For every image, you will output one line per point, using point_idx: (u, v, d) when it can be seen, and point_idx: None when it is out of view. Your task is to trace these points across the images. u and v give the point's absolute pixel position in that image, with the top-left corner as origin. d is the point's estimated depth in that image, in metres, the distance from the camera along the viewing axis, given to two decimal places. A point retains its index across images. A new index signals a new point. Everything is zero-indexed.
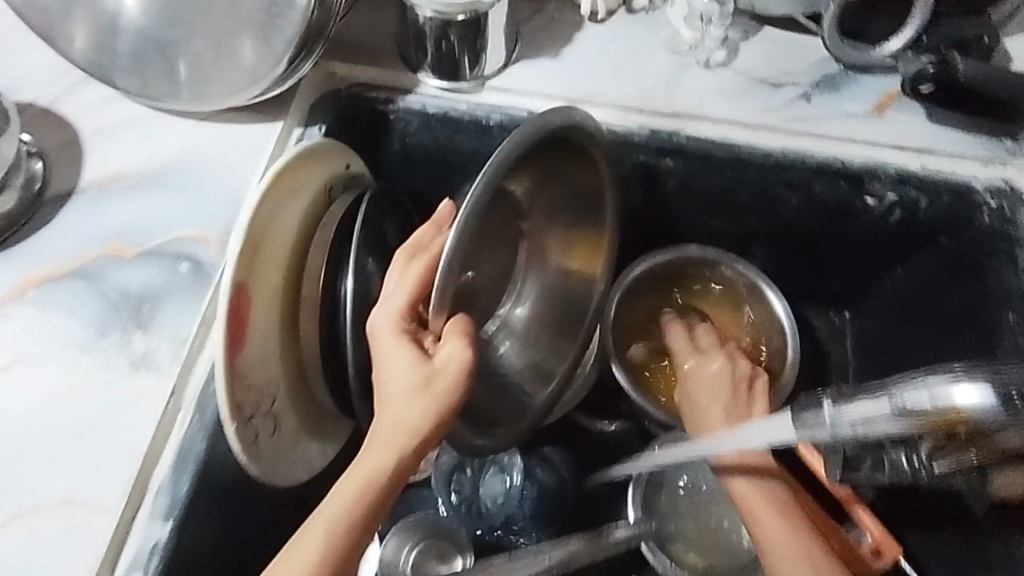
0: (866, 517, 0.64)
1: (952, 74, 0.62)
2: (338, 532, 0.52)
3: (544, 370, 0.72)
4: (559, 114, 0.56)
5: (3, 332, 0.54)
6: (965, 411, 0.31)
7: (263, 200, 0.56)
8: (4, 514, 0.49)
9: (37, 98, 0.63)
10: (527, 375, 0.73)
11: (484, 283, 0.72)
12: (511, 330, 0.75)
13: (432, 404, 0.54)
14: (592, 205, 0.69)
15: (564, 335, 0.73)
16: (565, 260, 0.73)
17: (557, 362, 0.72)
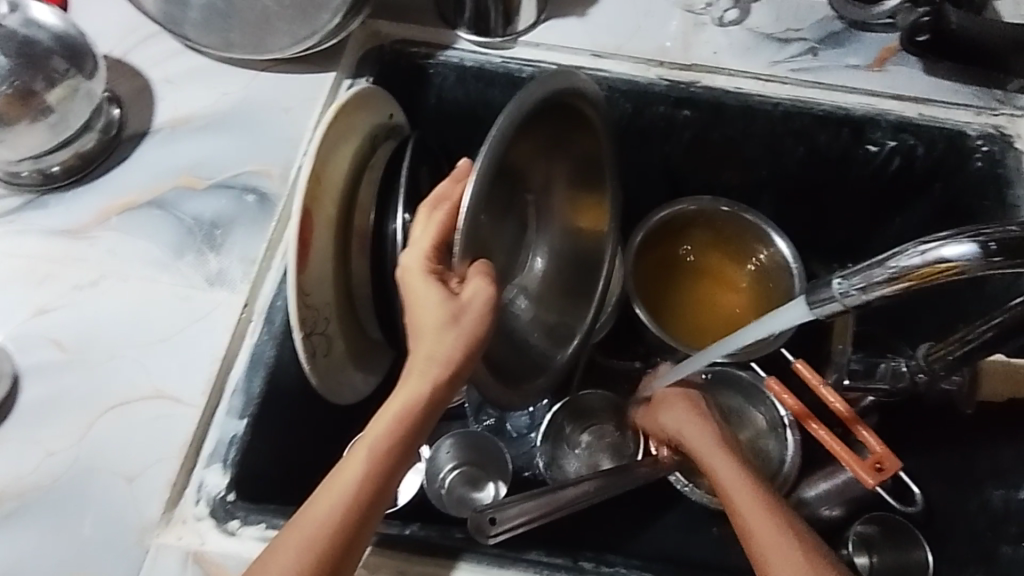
0: (867, 432, 0.60)
1: (945, 23, 0.68)
2: (374, 476, 0.47)
3: (563, 332, 0.69)
4: (563, 77, 0.55)
5: (90, 253, 0.60)
6: (955, 265, 0.37)
7: (325, 135, 0.62)
8: (98, 407, 0.54)
9: (111, 51, 0.69)
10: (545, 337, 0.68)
11: (503, 259, 0.63)
12: (524, 287, 0.67)
13: (468, 334, 0.49)
14: (596, 163, 0.67)
15: (577, 297, 0.70)
16: (573, 221, 0.69)
17: (573, 322, 0.70)
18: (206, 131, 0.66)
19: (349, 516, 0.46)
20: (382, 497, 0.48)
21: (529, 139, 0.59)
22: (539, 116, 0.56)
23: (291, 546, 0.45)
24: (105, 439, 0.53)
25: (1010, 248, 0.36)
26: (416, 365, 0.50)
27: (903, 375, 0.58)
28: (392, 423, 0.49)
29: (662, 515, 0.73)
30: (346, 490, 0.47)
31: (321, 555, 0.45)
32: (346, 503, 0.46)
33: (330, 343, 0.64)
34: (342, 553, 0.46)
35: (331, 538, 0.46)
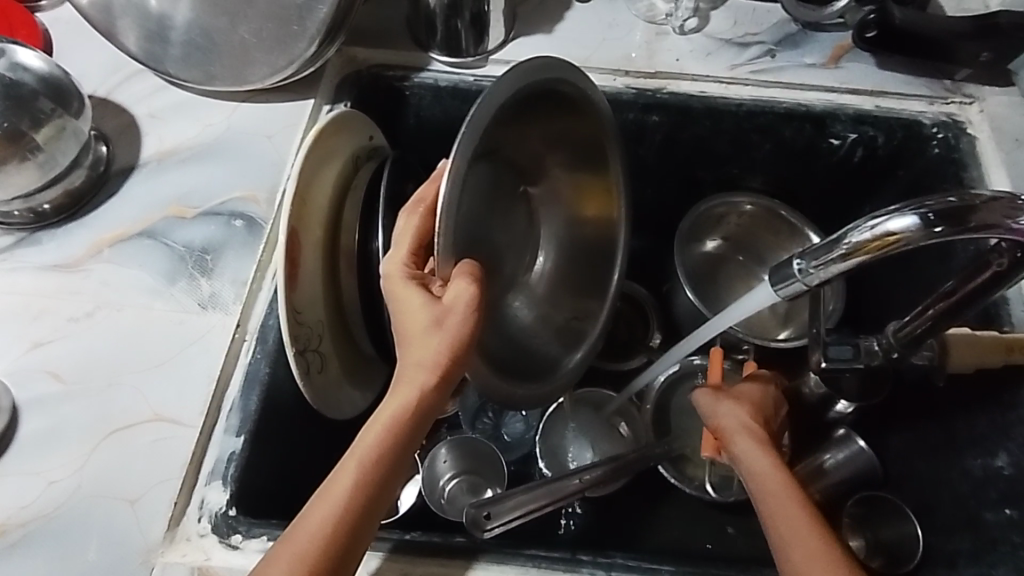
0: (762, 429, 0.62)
1: (890, 19, 0.71)
2: (370, 478, 0.49)
3: (572, 328, 0.71)
4: (557, 69, 0.57)
5: (84, 285, 0.62)
6: (900, 235, 0.40)
7: (306, 160, 0.64)
8: (99, 432, 0.55)
9: (97, 90, 0.72)
10: (554, 335, 0.70)
11: (507, 246, 0.64)
12: (528, 288, 0.69)
13: (453, 334, 0.50)
14: (595, 159, 0.69)
15: (586, 294, 0.73)
16: (576, 211, 0.71)
17: (585, 320, 0.72)
18: (193, 161, 0.68)
19: (347, 515, 0.48)
20: (380, 499, 0.49)
21: (520, 136, 0.61)
22: (524, 112, 0.59)
23: (291, 548, 0.46)
24: (108, 465, 0.54)
25: (949, 216, 0.39)
26: (406, 369, 0.51)
27: (875, 352, 0.60)
28: (386, 423, 0.50)
29: (659, 508, 0.75)
30: (341, 491, 0.48)
31: (321, 555, 0.46)
32: (341, 505, 0.47)
33: (325, 360, 0.66)
34: (341, 552, 0.47)
35: (328, 538, 0.47)
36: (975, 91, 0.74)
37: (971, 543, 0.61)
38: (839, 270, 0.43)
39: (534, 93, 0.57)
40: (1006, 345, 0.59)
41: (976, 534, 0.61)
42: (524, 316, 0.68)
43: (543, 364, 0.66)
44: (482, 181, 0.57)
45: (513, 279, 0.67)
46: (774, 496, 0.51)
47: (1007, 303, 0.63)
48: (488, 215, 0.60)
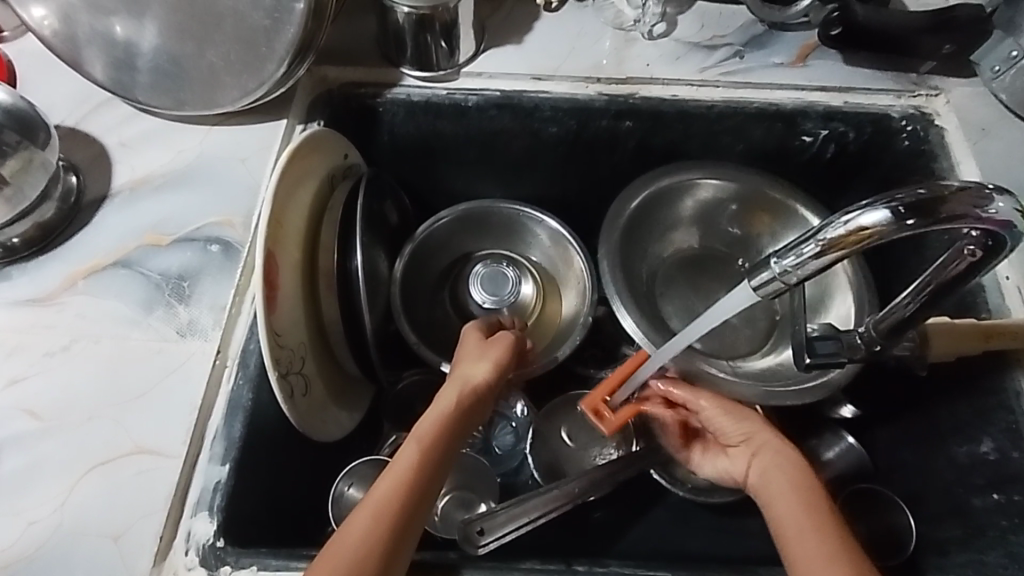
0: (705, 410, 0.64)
1: (853, 16, 0.72)
2: (429, 451, 0.51)
3: (692, 261, 0.84)
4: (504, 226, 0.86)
5: (59, 319, 0.61)
6: (875, 230, 0.39)
7: (279, 181, 0.64)
8: (79, 468, 0.54)
9: (64, 120, 0.71)
10: (686, 265, 0.84)
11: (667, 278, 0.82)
12: (671, 277, 0.83)
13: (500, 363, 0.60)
14: (535, 289, 0.85)
15: (716, 234, 0.84)
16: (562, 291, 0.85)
17: (703, 256, 0.84)
18: (165, 188, 0.68)
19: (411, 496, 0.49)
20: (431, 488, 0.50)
21: (664, 230, 0.82)
22: (671, 213, 0.82)
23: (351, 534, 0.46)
24: (89, 499, 0.53)
25: (919, 209, 0.38)
26: (455, 386, 0.57)
27: (859, 346, 0.59)
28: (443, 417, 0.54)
29: (651, 512, 0.75)
30: (401, 467, 0.50)
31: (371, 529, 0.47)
32: (397, 478, 0.49)
33: (309, 383, 0.66)
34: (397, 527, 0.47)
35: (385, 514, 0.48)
36: (940, 83, 0.75)
37: (961, 529, 0.62)
38: (815, 267, 0.42)
39: (654, 199, 0.79)
40: (983, 332, 0.59)
41: (967, 520, 0.61)
42: (679, 280, 0.83)
43: (675, 285, 0.82)
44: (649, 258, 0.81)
45: (669, 281, 0.82)
46: (786, 493, 0.54)
47: (983, 291, 0.64)
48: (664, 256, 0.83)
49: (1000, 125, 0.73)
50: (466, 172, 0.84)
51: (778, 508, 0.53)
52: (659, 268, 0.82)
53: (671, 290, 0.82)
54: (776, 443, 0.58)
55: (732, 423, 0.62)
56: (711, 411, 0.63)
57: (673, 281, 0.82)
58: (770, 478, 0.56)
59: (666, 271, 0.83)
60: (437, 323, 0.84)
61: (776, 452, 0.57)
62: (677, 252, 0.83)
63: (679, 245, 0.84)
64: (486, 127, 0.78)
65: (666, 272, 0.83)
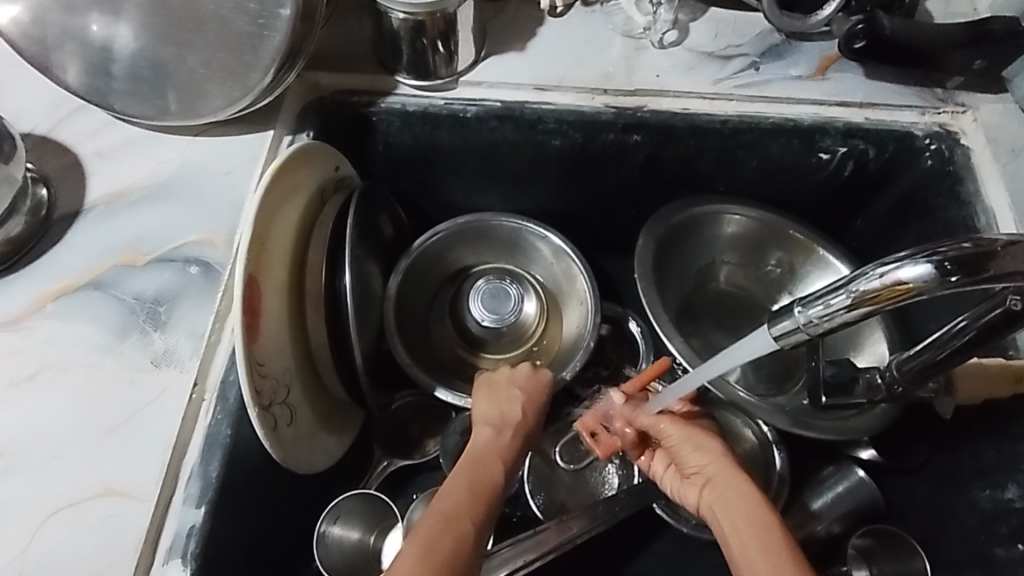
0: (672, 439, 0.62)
1: (879, 29, 0.68)
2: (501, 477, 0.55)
3: (715, 289, 0.82)
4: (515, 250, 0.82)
5: (26, 345, 0.57)
6: (912, 286, 0.35)
7: (264, 199, 0.60)
8: (43, 510, 0.51)
9: (36, 127, 0.67)
10: (709, 293, 0.81)
11: (688, 303, 0.80)
12: (692, 304, 0.80)
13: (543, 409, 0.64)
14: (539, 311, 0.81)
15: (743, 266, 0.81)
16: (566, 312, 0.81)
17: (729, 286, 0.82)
18: (142, 203, 0.64)
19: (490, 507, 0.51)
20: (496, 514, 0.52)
21: (693, 253, 0.80)
22: (700, 239, 0.79)
23: (448, 537, 0.47)
24: (53, 545, 0.49)
25: (966, 264, 0.34)
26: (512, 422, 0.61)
27: (879, 387, 0.56)
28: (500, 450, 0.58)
29: (653, 547, 0.72)
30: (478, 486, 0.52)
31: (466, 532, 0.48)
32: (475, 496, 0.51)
33: (293, 412, 0.62)
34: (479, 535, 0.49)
35: (466, 522, 0.48)
36: (967, 100, 0.71)
37: None
38: (845, 320, 0.39)
39: (686, 221, 0.77)
40: (1015, 375, 0.55)
41: None
42: (700, 308, 0.81)
43: (693, 312, 0.80)
44: (673, 280, 0.78)
45: (689, 306, 0.80)
46: (741, 526, 0.52)
47: None
48: (688, 282, 0.80)
49: None
50: (465, 184, 0.80)
51: (735, 549, 0.51)
52: (682, 294, 0.80)
53: (692, 317, 0.80)
54: (734, 476, 0.56)
55: (695, 455, 0.59)
56: (676, 443, 0.61)
57: (693, 308, 0.80)
58: (726, 511, 0.53)
59: (689, 297, 0.80)
60: (432, 341, 0.80)
61: (727, 483, 0.56)
62: (701, 278, 0.81)
63: (704, 272, 0.81)
64: (486, 139, 0.74)
65: (687, 298, 0.80)
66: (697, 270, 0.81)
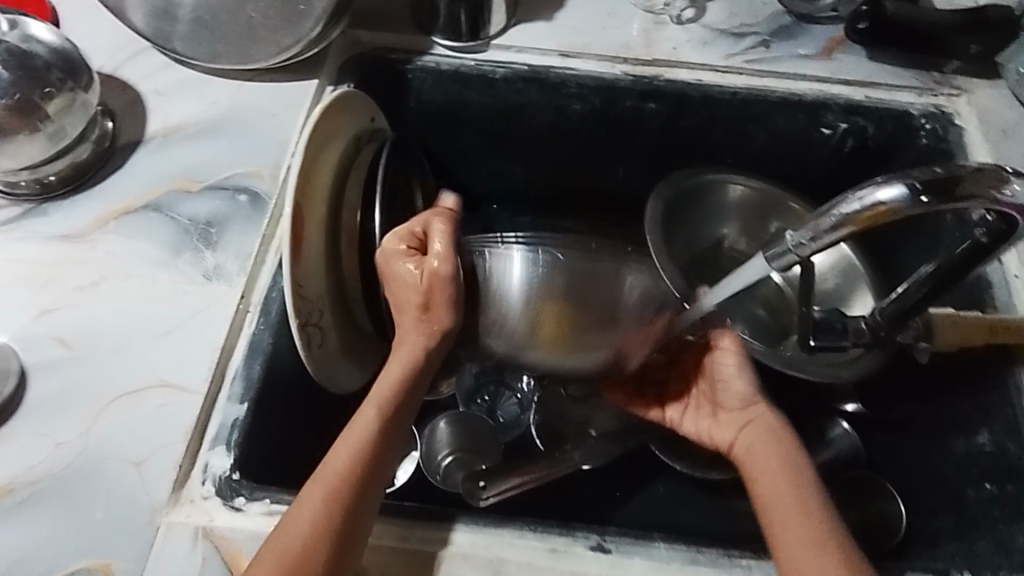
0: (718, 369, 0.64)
1: (883, 11, 0.74)
2: (387, 419, 0.54)
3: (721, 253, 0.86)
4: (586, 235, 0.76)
5: (90, 255, 0.63)
6: (887, 207, 0.41)
7: (311, 135, 0.66)
8: (104, 398, 0.56)
9: (102, 66, 0.73)
10: (715, 255, 0.86)
11: (693, 259, 0.85)
12: (698, 263, 0.85)
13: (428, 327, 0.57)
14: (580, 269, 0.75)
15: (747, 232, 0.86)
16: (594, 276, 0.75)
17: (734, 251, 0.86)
18: (196, 137, 0.69)
19: (367, 458, 0.52)
20: (375, 474, 0.52)
21: (701, 215, 0.85)
22: (707, 204, 0.84)
23: (319, 499, 0.49)
24: (112, 428, 0.55)
25: (936, 188, 0.40)
26: (419, 335, 0.57)
27: (863, 332, 0.61)
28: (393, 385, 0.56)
29: (649, 488, 0.77)
30: (354, 447, 0.52)
31: (336, 493, 0.50)
32: (346, 458, 0.51)
33: (327, 335, 0.68)
34: (359, 490, 0.50)
35: (326, 498, 0.49)
36: (963, 84, 0.76)
37: (955, 519, 0.63)
38: (829, 242, 0.44)
39: (692, 184, 0.83)
40: (989, 326, 0.61)
41: (960, 510, 0.63)
42: (704, 266, 0.85)
43: (700, 267, 0.84)
44: (680, 235, 0.83)
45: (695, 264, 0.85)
46: (773, 472, 0.56)
47: (991, 288, 0.65)
48: (694, 241, 0.85)
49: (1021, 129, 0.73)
50: (489, 145, 0.85)
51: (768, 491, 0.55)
52: (689, 251, 0.85)
53: (698, 275, 0.84)
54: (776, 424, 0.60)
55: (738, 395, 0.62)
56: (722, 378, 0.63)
57: (698, 266, 0.85)
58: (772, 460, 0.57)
59: (695, 255, 0.85)
60: None
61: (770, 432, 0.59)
62: (707, 240, 0.86)
63: (710, 236, 0.86)
64: (512, 100, 0.79)
65: (693, 255, 0.85)
66: (703, 234, 0.86)
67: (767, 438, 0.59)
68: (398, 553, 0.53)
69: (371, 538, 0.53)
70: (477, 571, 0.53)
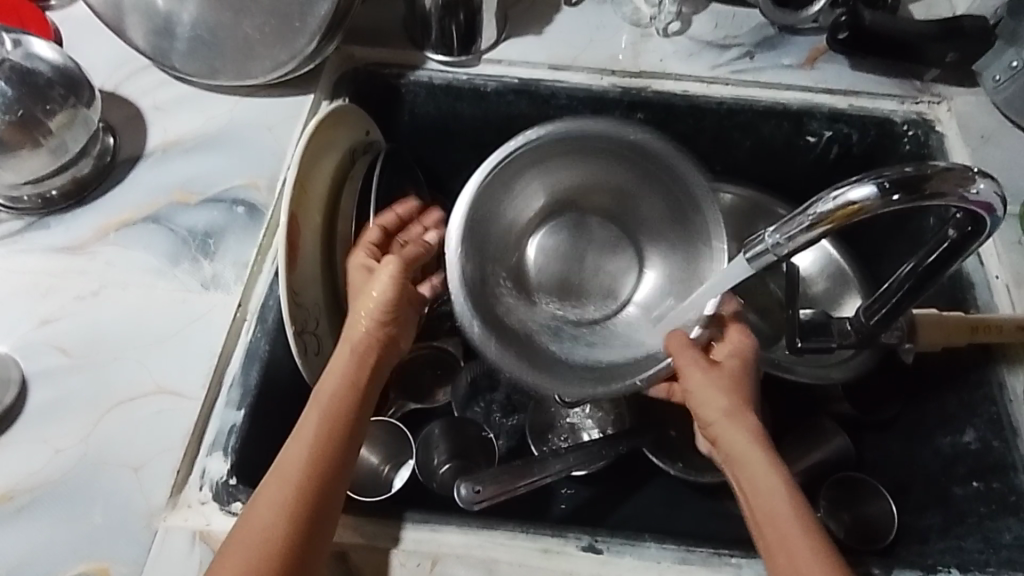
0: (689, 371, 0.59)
1: (861, 22, 0.75)
2: (330, 415, 0.55)
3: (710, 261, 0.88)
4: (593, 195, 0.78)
5: (91, 266, 0.64)
6: (861, 205, 0.43)
7: (307, 147, 0.67)
8: (104, 404, 0.57)
9: (104, 83, 0.75)
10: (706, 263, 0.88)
11: None
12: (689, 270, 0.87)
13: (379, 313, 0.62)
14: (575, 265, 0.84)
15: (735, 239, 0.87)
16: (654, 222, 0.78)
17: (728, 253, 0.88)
18: (195, 151, 0.71)
19: (318, 454, 0.53)
20: (337, 456, 0.54)
21: None
22: None
23: (272, 495, 0.50)
24: (111, 433, 0.56)
25: (905, 185, 0.42)
26: (345, 347, 0.60)
27: (849, 333, 0.62)
28: (334, 390, 0.57)
29: (643, 491, 0.77)
30: (305, 437, 0.54)
31: (301, 482, 0.51)
32: (308, 446, 0.53)
33: (323, 343, 0.69)
34: (318, 479, 0.51)
35: (289, 488, 0.50)
36: (943, 91, 0.78)
37: (942, 517, 0.64)
38: (806, 241, 0.46)
39: None
40: (970, 325, 0.62)
41: (947, 508, 0.64)
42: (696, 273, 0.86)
43: None
44: None
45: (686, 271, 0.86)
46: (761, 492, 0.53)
47: (973, 287, 0.67)
48: None
49: (999, 134, 0.75)
50: (481, 156, 0.87)
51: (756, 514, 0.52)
52: None
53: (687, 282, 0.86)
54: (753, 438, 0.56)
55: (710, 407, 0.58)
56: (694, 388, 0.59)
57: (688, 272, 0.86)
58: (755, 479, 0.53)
59: None
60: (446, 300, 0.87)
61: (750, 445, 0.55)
62: None
63: None
64: (503, 112, 0.81)
65: None
66: None
67: (748, 452, 0.55)
68: (392, 554, 0.54)
69: (367, 539, 0.54)
70: (471, 570, 0.53)
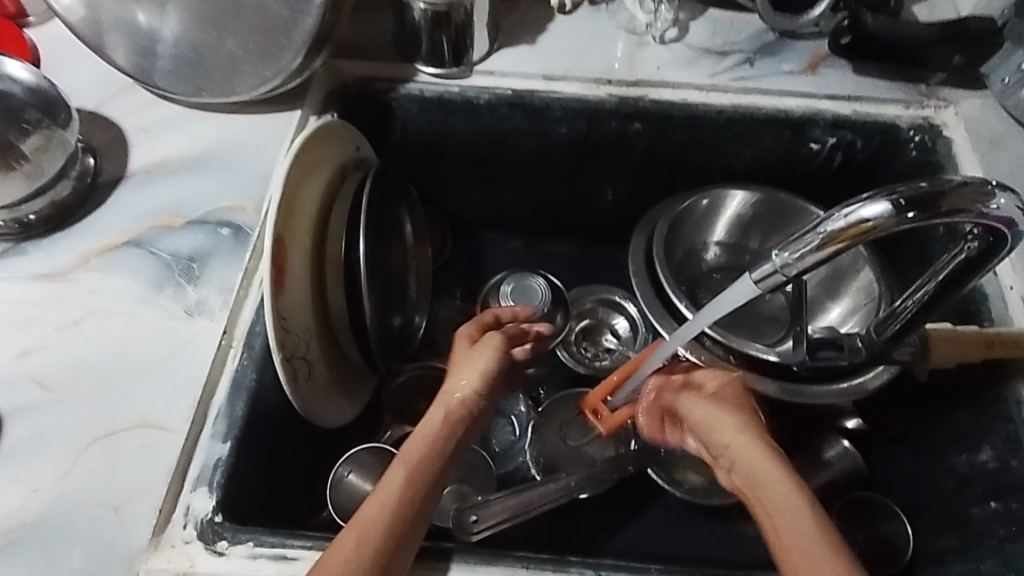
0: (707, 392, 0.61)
1: (863, 26, 0.73)
2: (420, 471, 0.52)
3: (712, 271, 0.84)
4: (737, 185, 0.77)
5: (73, 294, 0.62)
6: (873, 224, 0.40)
7: (292, 166, 0.65)
8: (85, 439, 0.55)
9: (84, 103, 0.73)
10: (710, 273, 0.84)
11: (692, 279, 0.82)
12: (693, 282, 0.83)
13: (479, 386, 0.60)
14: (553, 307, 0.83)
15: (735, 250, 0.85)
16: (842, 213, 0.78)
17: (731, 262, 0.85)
18: (179, 172, 0.69)
19: (400, 511, 0.49)
20: (421, 512, 0.50)
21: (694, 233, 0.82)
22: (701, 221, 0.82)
23: (347, 551, 0.46)
24: (91, 471, 0.54)
25: (921, 203, 0.40)
26: (437, 412, 0.58)
27: (859, 349, 0.58)
28: (420, 450, 0.54)
29: (647, 513, 0.75)
30: (394, 485, 0.50)
31: (381, 533, 0.47)
32: (400, 494, 0.50)
33: (313, 368, 0.66)
34: (398, 536, 0.48)
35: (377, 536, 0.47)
36: (949, 95, 0.76)
37: (960, 539, 0.61)
38: (815, 260, 0.44)
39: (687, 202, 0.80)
40: (985, 341, 0.59)
41: (964, 529, 0.61)
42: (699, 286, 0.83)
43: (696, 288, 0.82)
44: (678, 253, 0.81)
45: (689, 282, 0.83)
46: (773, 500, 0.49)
47: (986, 301, 0.64)
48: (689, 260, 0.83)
49: (1009, 138, 0.73)
50: (474, 170, 0.85)
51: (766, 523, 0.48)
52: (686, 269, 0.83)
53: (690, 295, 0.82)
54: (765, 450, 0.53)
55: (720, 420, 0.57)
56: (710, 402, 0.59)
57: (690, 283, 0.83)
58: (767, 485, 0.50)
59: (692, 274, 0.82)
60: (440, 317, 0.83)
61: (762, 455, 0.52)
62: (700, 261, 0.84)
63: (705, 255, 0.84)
64: (496, 125, 0.78)
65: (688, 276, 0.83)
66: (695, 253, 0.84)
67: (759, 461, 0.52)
68: None
69: None
70: None
